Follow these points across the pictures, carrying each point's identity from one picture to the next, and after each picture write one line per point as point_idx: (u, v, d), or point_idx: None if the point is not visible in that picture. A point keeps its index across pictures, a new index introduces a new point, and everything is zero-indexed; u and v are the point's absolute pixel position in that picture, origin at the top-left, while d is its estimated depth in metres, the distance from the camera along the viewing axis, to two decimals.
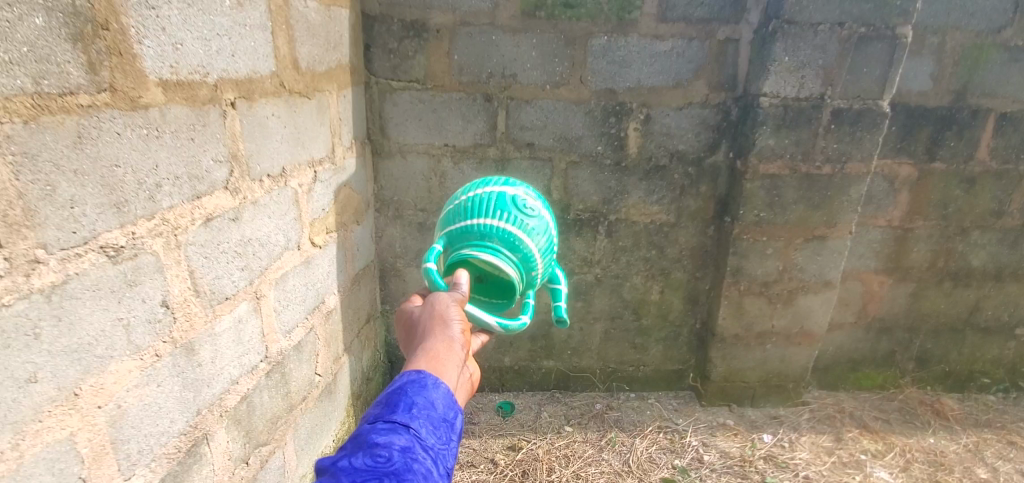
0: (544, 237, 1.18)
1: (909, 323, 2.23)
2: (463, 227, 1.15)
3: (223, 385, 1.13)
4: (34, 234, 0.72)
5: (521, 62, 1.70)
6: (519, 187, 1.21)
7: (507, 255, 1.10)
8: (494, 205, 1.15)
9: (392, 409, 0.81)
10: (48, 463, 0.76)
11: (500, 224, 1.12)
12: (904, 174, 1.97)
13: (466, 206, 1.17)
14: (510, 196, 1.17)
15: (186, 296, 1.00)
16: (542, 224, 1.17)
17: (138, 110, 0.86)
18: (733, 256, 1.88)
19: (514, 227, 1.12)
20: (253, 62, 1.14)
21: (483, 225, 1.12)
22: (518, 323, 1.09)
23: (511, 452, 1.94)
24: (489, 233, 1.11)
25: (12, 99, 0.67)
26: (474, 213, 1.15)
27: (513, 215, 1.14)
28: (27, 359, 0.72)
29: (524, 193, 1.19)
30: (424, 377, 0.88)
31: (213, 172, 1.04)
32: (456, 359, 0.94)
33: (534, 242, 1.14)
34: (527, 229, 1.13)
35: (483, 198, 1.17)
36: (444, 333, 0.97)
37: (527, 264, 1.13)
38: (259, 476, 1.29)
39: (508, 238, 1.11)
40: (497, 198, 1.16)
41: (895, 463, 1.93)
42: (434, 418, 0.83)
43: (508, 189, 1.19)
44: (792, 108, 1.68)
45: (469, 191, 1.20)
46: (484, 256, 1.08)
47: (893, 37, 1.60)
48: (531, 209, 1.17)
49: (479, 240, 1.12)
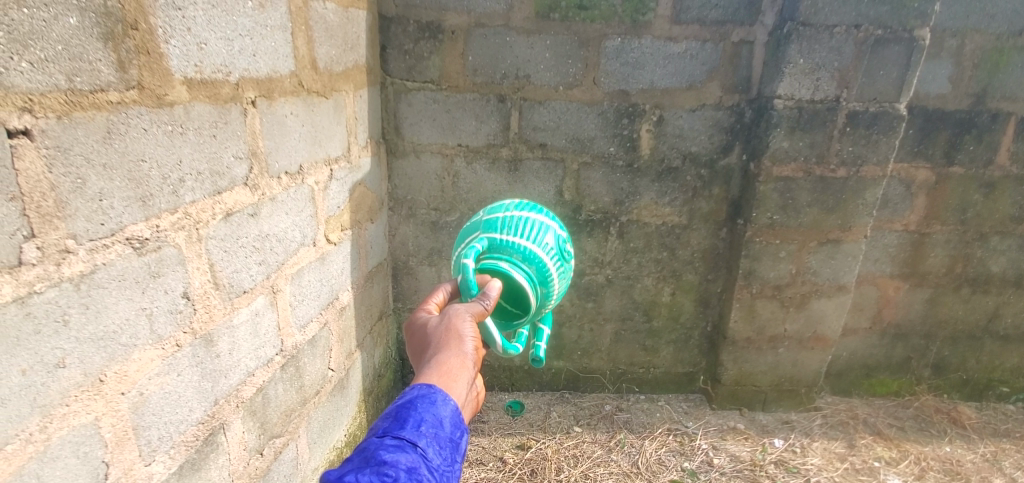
0: (563, 281, 1.24)
1: (926, 330, 2.20)
2: (510, 241, 1.16)
3: (240, 376, 1.15)
4: (64, 224, 0.74)
5: (534, 64, 1.72)
6: (560, 227, 1.28)
7: (535, 286, 1.15)
8: (540, 236, 1.19)
9: (401, 424, 0.83)
10: (73, 446, 0.79)
11: (541, 255, 1.16)
12: (922, 178, 1.95)
13: (518, 224, 1.19)
14: (553, 234, 1.23)
15: (206, 288, 1.03)
16: (567, 271, 1.24)
17: (164, 108, 0.89)
18: (745, 258, 1.87)
19: (550, 263, 1.18)
20: (274, 62, 1.17)
21: (528, 250, 1.15)
22: (517, 350, 1.09)
23: (520, 451, 1.95)
24: (530, 257, 1.15)
25: (46, 96, 0.70)
26: (522, 233, 1.18)
27: (553, 255, 1.19)
28: (56, 345, 0.74)
29: (563, 235, 1.26)
30: (434, 393, 0.89)
31: (234, 169, 1.07)
32: (468, 376, 0.94)
33: (557, 284, 1.20)
34: (558, 269, 1.20)
35: (532, 223, 1.21)
36: (458, 348, 0.95)
37: (544, 300, 1.18)
38: (272, 468, 1.32)
39: (543, 271, 1.16)
40: (543, 230, 1.21)
41: (909, 471, 1.90)
42: (441, 438, 0.84)
43: (552, 225, 1.25)
44: (807, 111, 1.67)
45: (522, 210, 1.23)
46: (517, 277, 1.11)
47: (911, 39, 1.59)
48: (566, 254, 1.24)
49: (519, 260, 1.14)
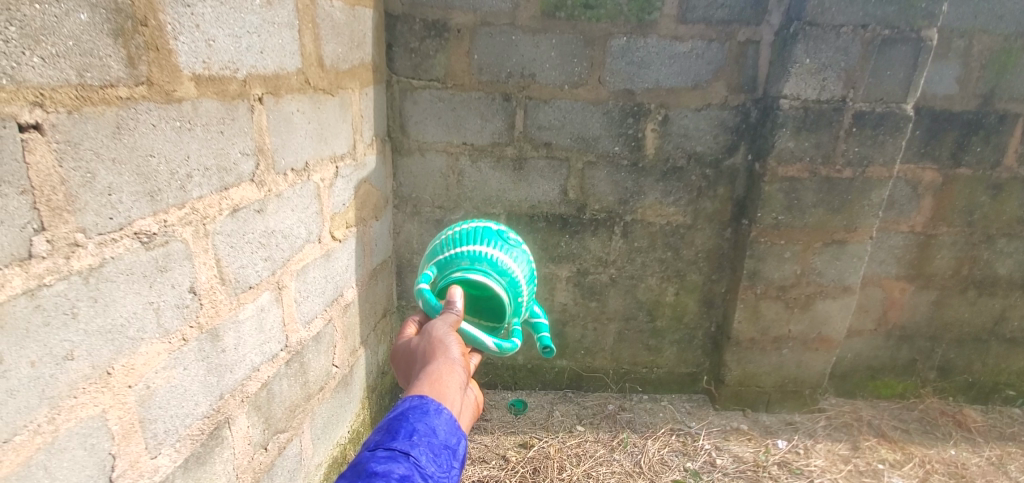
0: (527, 266, 1.23)
1: (931, 332, 2.19)
2: (454, 252, 1.17)
3: (245, 371, 1.16)
4: (74, 218, 0.75)
5: (540, 63, 1.72)
6: (501, 224, 1.29)
7: (496, 278, 1.13)
8: (481, 234, 1.20)
9: (393, 436, 0.82)
10: (81, 438, 0.80)
11: (488, 249, 1.16)
12: (928, 179, 1.93)
13: (456, 236, 1.21)
14: (495, 230, 1.24)
15: (212, 283, 1.04)
16: (525, 256, 1.22)
17: (172, 103, 0.89)
18: (750, 258, 1.87)
19: (502, 254, 1.17)
20: (281, 59, 1.18)
21: (474, 251, 1.16)
22: (512, 345, 1.12)
23: (523, 450, 1.96)
24: (478, 256, 1.15)
25: (57, 90, 0.71)
26: (464, 241, 1.19)
27: (500, 245, 1.19)
28: (64, 337, 0.75)
29: (505, 227, 1.27)
30: (426, 403, 0.89)
31: (241, 165, 1.08)
32: (458, 381, 0.97)
33: (520, 270, 1.18)
34: (512, 256, 1.18)
35: (470, 230, 1.23)
36: (445, 356, 1.00)
37: (515, 288, 1.15)
38: (276, 463, 1.32)
39: (496, 262, 1.14)
40: (484, 230, 1.22)
41: (914, 473, 1.89)
42: (435, 445, 0.83)
43: (492, 224, 1.26)
44: (813, 111, 1.67)
45: (458, 224, 1.25)
46: (473, 276, 1.11)
47: (918, 40, 1.58)
48: (513, 241, 1.24)
49: (468, 264, 1.14)
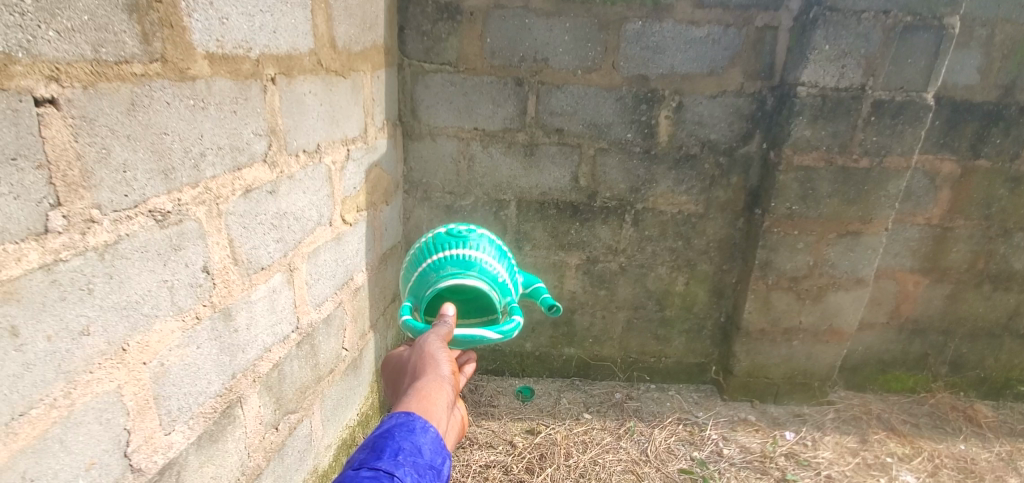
0: (492, 248, 1.28)
1: (944, 326, 2.16)
2: (420, 274, 1.22)
3: (257, 352, 1.17)
4: (89, 194, 0.75)
5: (553, 47, 1.70)
6: (450, 224, 1.34)
7: (465, 272, 1.17)
8: (435, 243, 1.25)
9: (378, 454, 0.80)
10: (97, 412, 0.81)
11: (446, 252, 1.22)
12: (946, 171, 1.90)
13: (416, 258, 1.26)
14: (446, 231, 1.28)
15: (225, 263, 1.04)
16: (485, 239, 1.27)
17: (186, 81, 0.89)
18: (762, 249, 1.85)
19: (462, 249, 1.22)
20: (294, 39, 1.17)
21: (434, 261, 1.21)
22: (513, 323, 1.12)
23: (530, 436, 1.97)
24: (441, 265, 1.20)
25: (72, 65, 0.71)
26: (424, 258, 1.24)
27: (456, 242, 1.24)
28: (80, 312, 0.76)
29: (454, 225, 1.32)
30: (412, 420, 0.88)
31: (254, 145, 1.08)
32: (446, 399, 0.98)
33: (485, 254, 1.24)
34: (471, 247, 1.24)
35: (426, 245, 1.27)
36: (435, 372, 1.01)
37: (488, 272, 1.20)
38: (287, 443, 1.34)
39: (458, 259, 1.20)
40: (436, 238, 1.27)
41: (923, 467, 1.88)
42: (420, 465, 0.81)
43: (442, 228, 1.31)
44: (831, 98, 1.64)
45: (414, 246, 1.31)
46: (444, 283, 1.15)
47: (940, 27, 1.54)
48: (467, 231, 1.29)
49: (436, 275, 1.19)
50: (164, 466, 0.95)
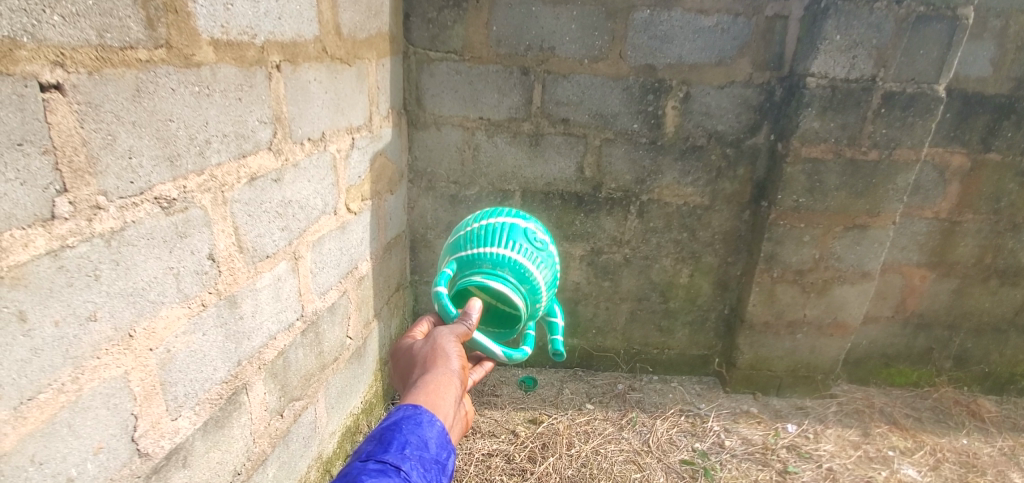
0: (550, 272, 1.21)
1: (950, 321, 2.15)
2: (477, 253, 1.16)
3: (262, 339, 1.18)
4: (95, 181, 0.75)
5: (560, 36, 1.68)
6: (528, 222, 1.25)
7: (515, 285, 1.12)
8: (506, 236, 1.17)
9: (385, 447, 0.82)
10: (104, 397, 0.81)
11: (511, 253, 1.15)
12: (956, 164, 1.88)
13: (482, 235, 1.19)
14: (521, 229, 1.20)
15: (230, 251, 1.04)
16: (549, 261, 1.20)
17: (191, 68, 0.88)
18: (768, 241, 1.84)
19: (525, 259, 1.15)
20: (298, 26, 1.16)
21: (498, 254, 1.14)
22: (522, 355, 1.14)
23: (532, 425, 1.98)
24: (501, 262, 1.13)
25: (77, 50, 0.70)
26: (490, 241, 1.17)
27: (524, 248, 1.16)
28: (87, 298, 0.76)
29: (534, 227, 1.23)
30: (420, 413, 0.90)
31: (259, 132, 1.07)
32: (454, 393, 0.99)
33: (541, 276, 1.17)
34: (535, 261, 1.16)
35: (496, 228, 1.20)
36: (445, 366, 1.02)
37: (533, 295, 1.16)
38: (292, 429, 1.35)
39: (518, 269, 1.13)
40: (511, 230, 1.19)
41: (924, 461, 1.88)
42: (426, 460, 0.84)
43: (520, 222, 1.22)
44: (841, 90, 1.62)
45: (484, 219, 1.23)
46: (493, 284, 1.10)
47: (954, 18, 1.52)
48: (541, 243, 1.21)
49: (491, 268, 1.14)
50: (171, 451, 0.96)
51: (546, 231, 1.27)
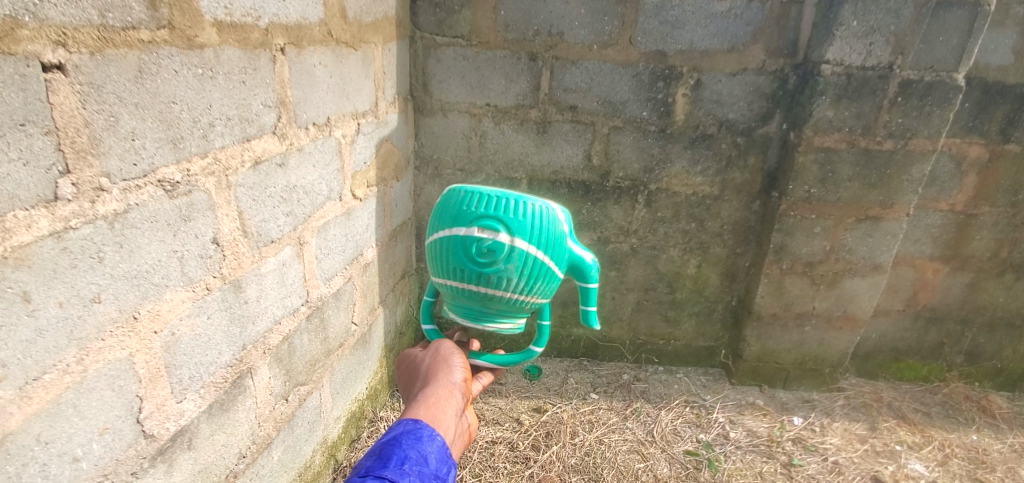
0: (527, 272, 0.95)
1: (963, 315, 2.12)
2: (435, 284, 1.04)
3: (267, 324, 1.18)
4: (98, 163, 0.75)
5: (568, 21, 1.65)
6: (475, 220, 0.93)
7: (484, 309, 1.01)
8: (450, 261, 0.96)
9: (384, 462, 0.82)
10: (109, 379, 0.82)
11: (461, 284, 0.97)
12: (973, 155, 1.83)
13: (431, 261, 1.02)
14: (464, 244, 0.94)
15: (235, 235, 1.04)
16: (516, 267, 0.93)
17: (194, 49, 0.87)
18: (778, 232, 1.81)
19: (479, 286, 0.96)
20: (303, 9, 1.14)
21: (450, 285, 1.00)
22: (530, 356, 1.10)
23: (536, 414, 1.98)
24: (457, 293, 1.00)
25: (79, 30, 0.70)
26: (439, 268, 1.00)
27: (472, 273, 0.94)
28: (91, 280, 0.76)
29: (479, 229, 0.92)
30: (420, 428, 0.91)
31: (263, 116, 1.07)
32: (455, 407, 1.00)
33: (511, 289, 0.96)
34: (492, 282, 0.94)
35: (440, 249, 0.98)
36: (446, 379, 1.04)
37: (514, 307, 1.00)
38: (296, 415, 1.36)
39: (476, 296, 0.98)
40: (452, 250, 0.96)
41: (932, 457, 1.86)
42: (425, 474, 0.83)
43: (462, 230, 0.94)
44: (856, 78, 1.58)
45: (430, 234, 1.01)
46: (459, 316, 1.04)
47: (975, 4, 1.48)
48: (492, 254, 0.92)
49: (452, 297, 1.03)
50: (177, 432, 0.97)
51: (509, 218, 0.93)
